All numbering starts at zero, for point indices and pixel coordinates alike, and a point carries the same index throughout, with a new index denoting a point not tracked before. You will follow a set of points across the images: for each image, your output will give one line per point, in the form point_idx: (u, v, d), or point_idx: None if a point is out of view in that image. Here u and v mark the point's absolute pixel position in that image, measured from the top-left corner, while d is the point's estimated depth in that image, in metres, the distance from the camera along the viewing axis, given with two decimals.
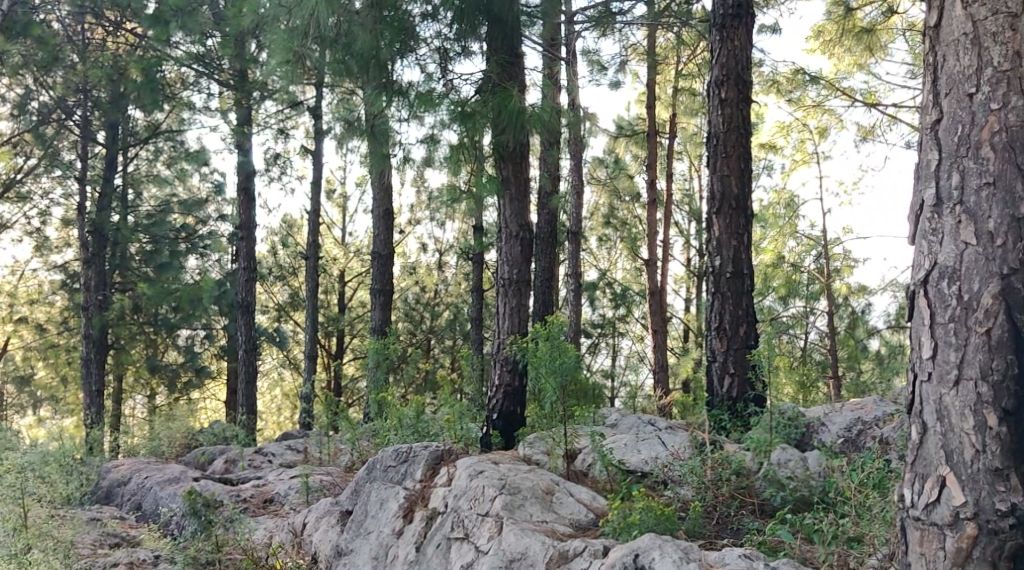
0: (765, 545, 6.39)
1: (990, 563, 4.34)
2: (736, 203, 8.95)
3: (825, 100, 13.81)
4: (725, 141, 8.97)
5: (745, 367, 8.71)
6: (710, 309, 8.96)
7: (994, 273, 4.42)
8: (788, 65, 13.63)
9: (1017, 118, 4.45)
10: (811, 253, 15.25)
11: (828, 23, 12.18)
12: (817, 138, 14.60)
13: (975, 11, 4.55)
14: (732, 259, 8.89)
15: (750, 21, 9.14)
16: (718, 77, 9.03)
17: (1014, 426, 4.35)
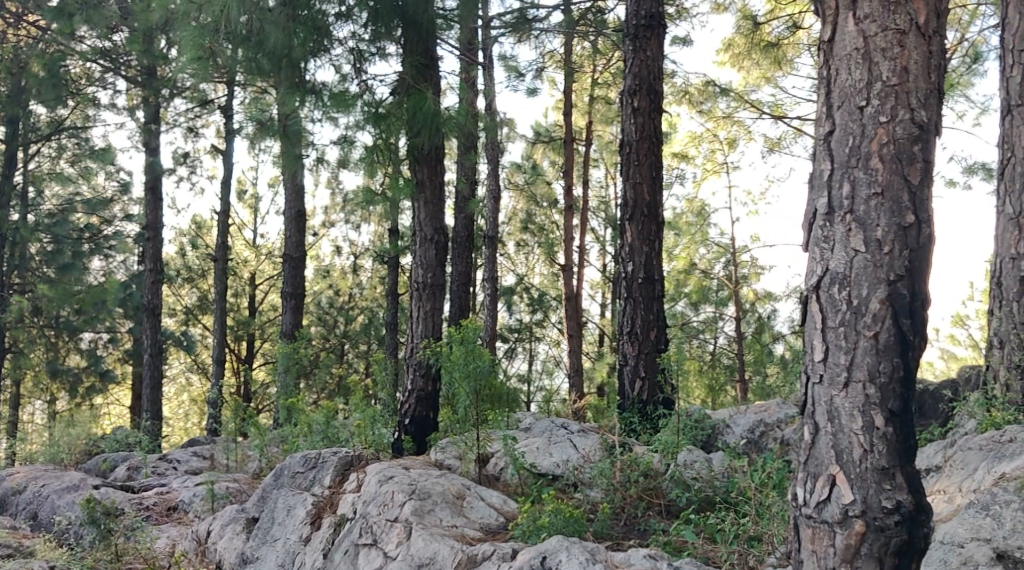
0: (670, 544, 6.50)
1: (876, 560, 4.46)
2: (647, 210, 9.09)
3: (735, 112, 14.15)
4: (638, 150, 9.12)
5: (655, 370, 8.87)
6: (622, 314, 9.10)
7: (882, 279, 4.54)
8: (700, 77, 13.93)
9: (904, 131, 4.57)
10: (721, 259, 15.60)
11: (738, 36, 12.52)
12: (727, 149, 14.93)
13: (866, 27, 4.65)
14: (643, 264, 9.04)
15: (662, 32, 9.31)
16: (631, 86, 9.17)
17: (899, 425, 4.50)
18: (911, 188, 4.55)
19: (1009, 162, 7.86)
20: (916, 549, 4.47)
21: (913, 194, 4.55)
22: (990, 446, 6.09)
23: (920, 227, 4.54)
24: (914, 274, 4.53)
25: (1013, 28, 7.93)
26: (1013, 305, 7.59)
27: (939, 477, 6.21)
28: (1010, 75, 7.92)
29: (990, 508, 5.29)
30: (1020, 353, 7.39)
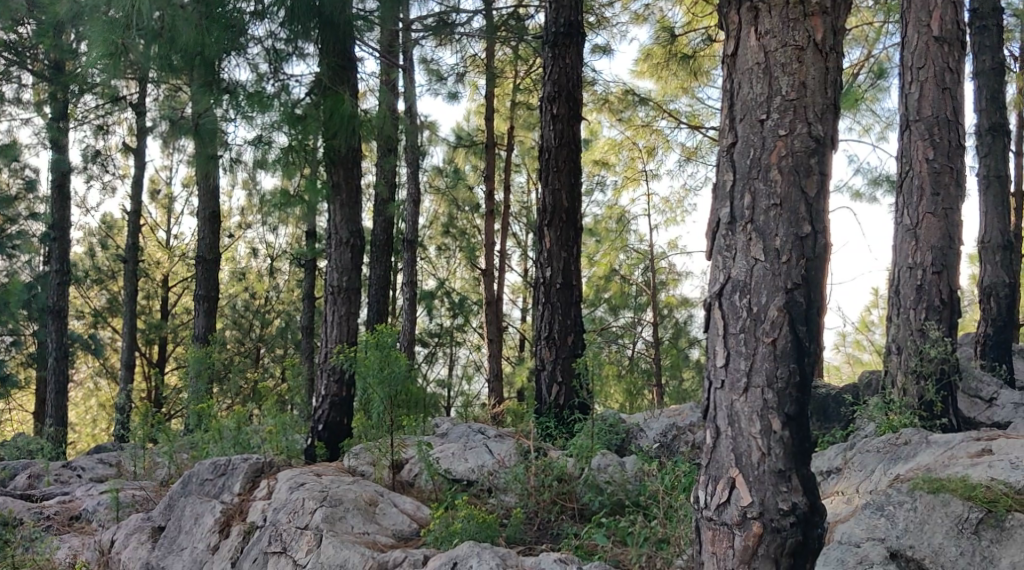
0: (582, 548, 6.58)
1: (772, 560, 4.58)
2: (566, 216, 9.18)
3: (653, 121, 14.43)
4: (556, 156, 9.21)
5: (571, 375, 8.96)
6: (540, 318, 9.18)
7: (780, 287, 4.68)
8: (619, 85, 14.06)
9: (802, 145, 4.72)
10: (640, 265, 15.78)
11: (655, 47, 12.64)
12: (646, 157, 15.13)
13: (767, 42, 4.78)
14: (561, 270, 9.13)
15: (581, 40, 9.42)
16: (550, 92, 9.27)
17: (795, 429, 4.63)
18: (808, 200, 4.70)
19: (908, 175, 8.15)
20: (810, 550, 4.61)
21: (810, 206, 4.70)
22: (887, 449, 6.32)
23: (816, 238, 4.70)
24: (810, 282, 4.68)
25: (913, 46, 8.21)
26: (911, 313, 7.88)
27: (838, 479, 6.40)
28: (909, 91, 8.21)
29: (884, 508, 5.47)
30: (917, 359, 7.67)
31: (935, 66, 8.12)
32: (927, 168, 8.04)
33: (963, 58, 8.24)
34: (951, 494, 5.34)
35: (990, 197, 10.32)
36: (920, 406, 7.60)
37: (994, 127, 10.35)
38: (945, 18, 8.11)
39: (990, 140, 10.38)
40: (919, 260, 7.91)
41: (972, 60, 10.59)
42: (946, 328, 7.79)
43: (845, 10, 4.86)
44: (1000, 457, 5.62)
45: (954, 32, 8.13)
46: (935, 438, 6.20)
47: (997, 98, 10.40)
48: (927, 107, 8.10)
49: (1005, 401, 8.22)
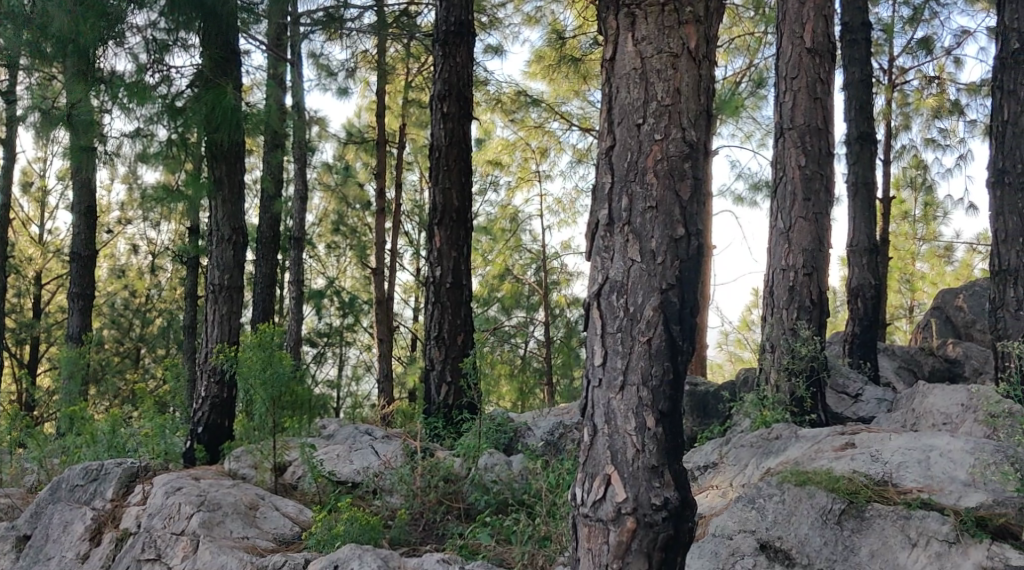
0: (466, 547, 6.60)
1: (645, 556, 4.66)
2: (456, 215, 9.17)
3: (545, 123, 14.65)
4: (447, 155, 9.19)
5: (461, 375, 8.99)
6: (430, 318, 9.16)
7: (655, 288, 4.78)
8: (512, 85, 14.11)
9: (677, 149, 4.83)
10: (533, 265, 15.87)
11: (547, 49, 12.79)
12: (539, 158, 15.28)
13: (643, 48, 4.89)
14: (451, 270, 9.13)
15: (471, 40, 9.44)
16: (440, 91, 9.24)
17: (668, 426, 4.73)
18: (682, 203, 4.81)
19: (782, 180, 8.42)
20: (682, 544, 4.71)
21: (684, 208, 4.81)
22: (760, 444, 6.54)
23: (690, 240, 4.81)
24: (684, 283, 4.79)
25: (787, 57, 8.48)
26: (783, 313, 8.16)
27: (714, 473, 6.58)
28: (783, 100, 8.48)
29: (755, 501, 5.66)
30: (789, 357, 7.93)
31: (807, 76, 8.40)
32: (800, 174, 8.32)
33: (833, 69, 8.56)
34: (816, 486, 5.54)
35: (859, 202, 10.75)
36: (791, 402, 7.86)
37: (863, 136, 10.80)
38: (817, 31, 8.41)
39: (859, 148, 10.83)
40: (792, 262, 8.20)
41: (843, 72, 11.03)
42: (816, 327, 8.09)
43: (716, 20, 5.01)
44: (862, 449, 5.85)
45: (825, 44, 8.44)
46: (804, 433, 6.44)
47: (865, 109, 10.85)
48: (799, 116, 8.38)
49: (870, 397, 8.56)
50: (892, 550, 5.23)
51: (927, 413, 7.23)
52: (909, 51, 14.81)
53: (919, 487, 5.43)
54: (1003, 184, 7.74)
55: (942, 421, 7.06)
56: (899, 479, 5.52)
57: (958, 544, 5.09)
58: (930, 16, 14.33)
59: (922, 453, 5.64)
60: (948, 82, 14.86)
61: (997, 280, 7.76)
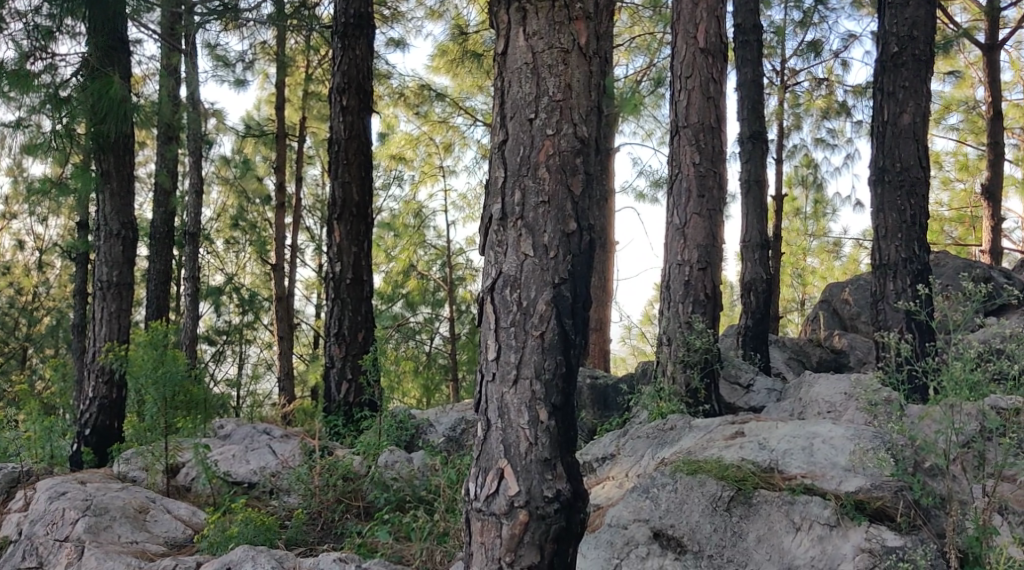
0: (364, 546, 6.54)
1: (538, 548, 4.69)
2: (356, 210, 9.07)
3: (450, 117, 14.63)
4: (346, 149, 9.06)
5: (361, 372, 8.90)
6: (329, 315, 9.05)
7: (548, 282, 4.80)
8: (415, 79, 14.04)
9: (568, 145, 4.86)
10: (438, 260, 15.81)
11: (451, 43, 12.77)
12: (444, 153, 15.22)
13: (534, 43, 4.90)
14: (352, 265, 9.03)
15: (371, 33, 9.34)
16: (340, 84, 9.12)
17: (561, 419, 4.76)
18: (573, 199, 4.84)
19: (677, 177, 8.56)
20: (574, 534, 4.75)
21: (576, 204, 4.84)
22: (655, 435, 6.66)
23: (581, 235, 4.85)
24: (576, 278, 4.83)
25: (681, 56, 8.61)
26: (679, 307, 8.30)
27: (612, 465, 6.66)
28: (678, 99, 8.62)
29: (649, 491, 5.75)
30: (685, 349, 8.07)
31: (700, 75, 8.54)
32: (695, 171, 8.46)
33: (725, 69, 8.73)
34: (707, 475, 5.66)
35: (752, 200, 11.07)
36: (686, 393, 8.01)
37: (755, 135, 11.08)
38: (710, 32, 8.57)
39: (751, 147, 11.11)
40: (687, 257, 8.33)
41: (735, 73, 11.29)
42: (710, 321, 8.25)
43: (606, 18, 5.05)
44: (751, 438, 6.00)
45: (717, 44, 8.59)
46: (697, 423, 6.57)
47: (757, 109, 11.14)
48: (693, 114, 8.53)
49: (761, 387, 8.78)
50: (777, 534, 5.37)
51: (813, 403, 7.48)
52: (799, 53, 15.21)
53: (803, 473, 5.58)
54: (883, 182, 8.01)
55: (827, 410, 7.30)
56: (784, 466, 5.67)
57: (839, 528, 5.25)
58: (818, 20, 14.73)
59: (805, 441, 5.81)
60: (837, 84, 15.31)
61: (878, 273, 8.03)
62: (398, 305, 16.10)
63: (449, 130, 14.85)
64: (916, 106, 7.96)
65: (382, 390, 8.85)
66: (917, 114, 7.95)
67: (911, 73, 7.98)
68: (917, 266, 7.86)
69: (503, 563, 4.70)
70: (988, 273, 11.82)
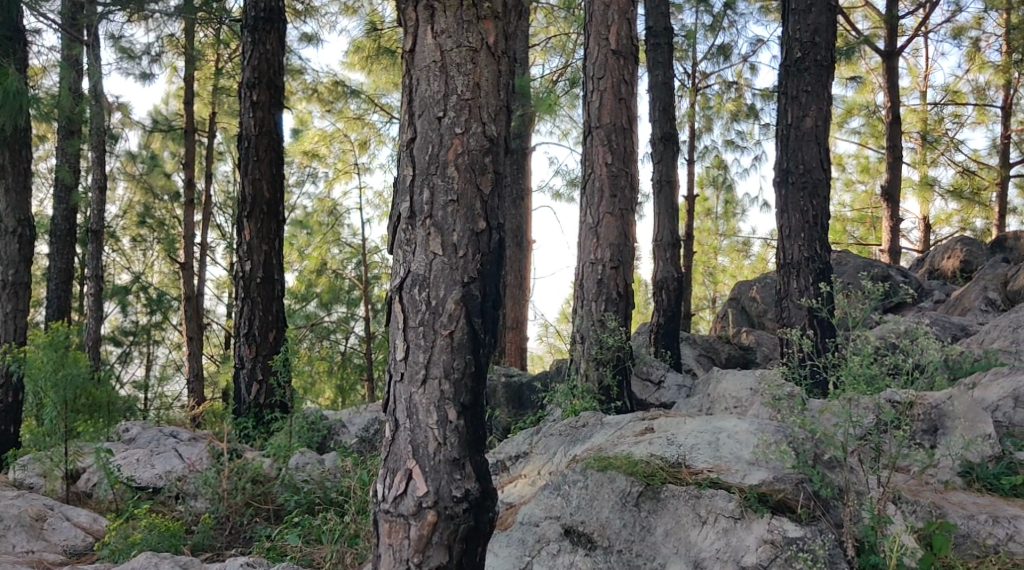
0: (273, 550, 6.43)
1: (446, 548, 4.68)
2: (267, 208, 8.91)
3: (365, 114, 14.49)
4: (257, 146, 8.90)
5: (273, 373, 8.77)
6: (239, 314, 8.87)
7: (458, 281, 4.78)
8: (328, 75, 13.86)
9: (477, 144, 4.85)
10: (353, 259, 15.65)
11: (366, 40, 12.66)
12: (358, 150, 15.07)
13: (442, 41, 4.88)
14: (262, 264, 8.88)
15: (282, 27, 9.18)
16: (249, 79, 8.95)
17: (470, 418, 4.74)
18: (483, 197, 4.83)
19: (590, 177, 8.61)
20: (482, 533, 4.75)
21: (485, 203, 4.84)
22: (567, 432, 6.69)
23: (491, 234, 4.84)
24: (485, 277, 4.81)
25: (594, 57, 8.67)
26: (592, 305, 8.35)
27: (525, 462, 6.67)
28: (591, 99, 8.67)
29: (561, 488, 5.78)
30: (598, 347, 8.15)
31: (613, 77, 8.61)
32: (607, 171, 8.54)
33: (637, 70, 8.82)
34: (618, 471, 5.69)
35: (663, 200, 11.31)
36: (599, 390, 8.10)
37: (666, 136, 11.24)
38: (621, 34, 8.65)
39: (663, 148, 11.25)
40: (600, 256, 8.40)
41: (647, 75, 11.42)
42: (622, 319, 8.33)
43: (514, 18, 5.04)
44: (660, 434, 6.06)
45: (628, 46, 8.68)
46: (609, 419, 6.63)
47: (668, 111, 11.29)
48: (606, 114, 8.59)
49: (671, 383, 8.95)
50: (684, 528, 5.44)
51: (720, 398, 7.62)
52: (710, 57, 15.45)
53: (710, 467, 5.65)
54: (787, 183, 8.19)
55: (734, 405, 7.43)
56: (691, 461, 5.73)
57: (743, 520, 5.33)
58: (728, 24, 15.00)
59: (712, 435, 5.89)
60: (746, 87, 15.61)
61: (782, 272, 8.20)
62: (313, 304, 15.91)
63: (365, 127, 14.71)
64: (818, 110, 8.16)
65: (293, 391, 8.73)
66: (820, 118, 8.15)
67: (814, 78, 8.17)
68: (819, 266, 8.06)
69: (411, 564, 4.68)
70: (887, 272, 12.16)
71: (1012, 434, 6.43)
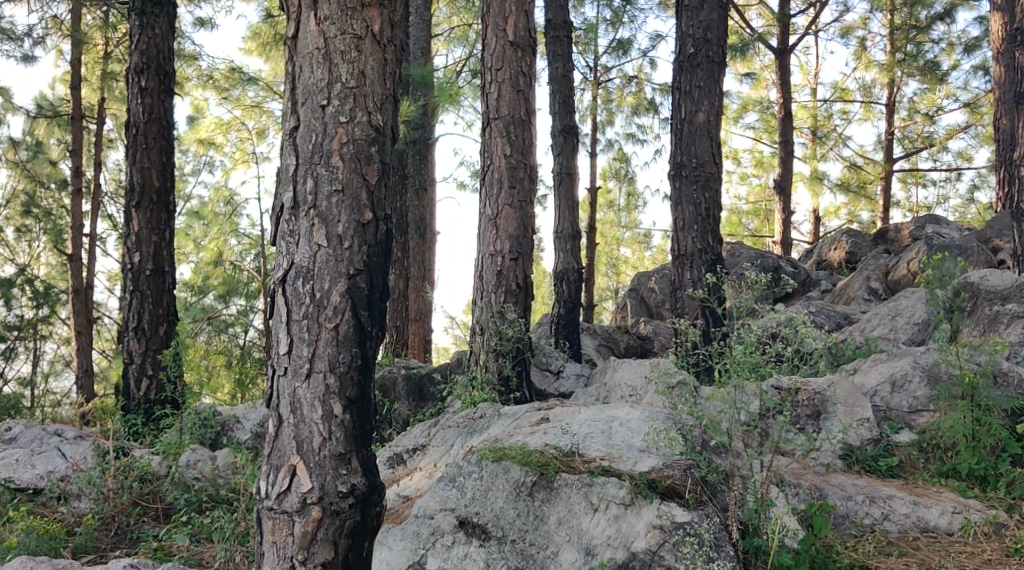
0: (161, 550, 6.24)
1: (331, 543, 4.61)
2: (156, 197, 8.65)
3: (263, 101, 14.20)
4: (145, 133, 8.63)
5: (162, 368, 8.53)
6: (127, 308, 8.60)
7: (342, 273, 4.70)
8: (225, 61, 13.54)
9: (362, 133, 4.77)
10: (250, 251, 15.33)
11: (263, 26, 12.42)
12: (256, 139, 14.75)
13: (326, 28, 4.78)
14: (152, 256, 8.61)
15: (173, 12, 8.90)
16: (137, 64, 8.67)
17: (356, 413, 4.67)
18: (369, 187, 4.76)
19: (488, 169, 8.58)
20: (369, 528, 4.69)
21: (371, 193, 4.76)
22: (465, 424, 6.67)
23: (377, 225, 4.77)
24: (372, 269, 4.74)
25: (491, 49, 8.63)
26: (491, 297, 8.34)
27: (421, 455, 6.62)
28: (488, 91, 8.63)
29: (456, 480, 5.74)
30: (497, 339, 8.16)
31: (510, 68, 8.59)
32: (506, 163, 8.51)
33: (534, 62, 8.81)
34: (511, 462, 5.69)
35: (563, 192, 11.37)
36: (498, 381, 8.12)
37: (566, 129, 11.29)
38: (519, 25, 8.62)
39: (563, 140, 11.30)
40: (499, 248, 8.39)
41: (547, 67, 11.45)
42: (521, 310, 8.34)
43: (402, 7, 4.97)
44: (554, 424, 6.07)
45: (526, 38, 8.66)
46: (506, 410, 6.62)
47: (568, 103, 11.33)
48: (504, 106, 8.57)
49: (570, 373, 8.97)
50: (576, 516, 5.46)
51: (616, 387, 7.69)
52: (610, 50, 15.57)
53: (602, 456, 5.68)
54: (681, 176, 8.29)
55: (630, 394, 7.52)
56: (584, 449, 5.75)
57: (632, 506, 5.38)
58: (627, 19, 15.14)
59: (605, 424, 5.92)
60: (645, 81, 15.78)
61: (676, 263, 8.31)
62: (210, 297, 15.56)
63: (263, 115, 14.40)
64: (710, 105, 8.27)
65: (185, 387, 8.51)
66: (712, 113, 8.27)
67: (705, 74, 8.28)
68: (711, 257, 8.19)
69: (296, 561, 4.61)
70: (777, 263, 12.45)
71: (889, 418, 6.65)
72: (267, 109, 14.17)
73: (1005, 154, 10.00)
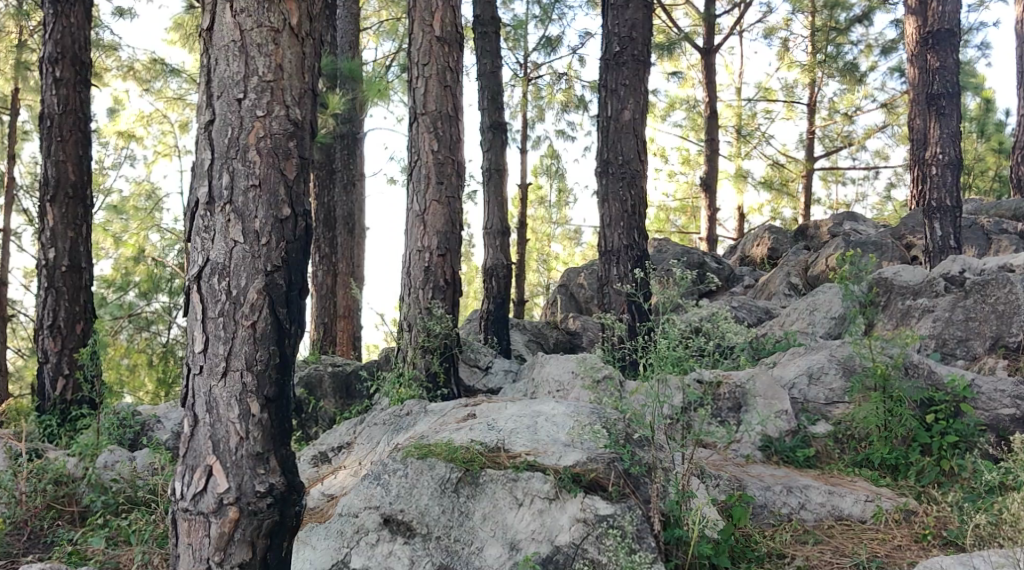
0: (75, 554, 6.09)
1: (248, 544, 4.54)
2: (72, 191, 8.43)
3: (185, 94, 13.94)
4: (61, 125, 8.39)
5: (79, 367, 8.31)
6: (41, 306, 8.36)
7: (259, 270, 4.62)
8: (146, 53, 13.27)
9: (280, 127, 4.70)
10: (173, 247, 15.04)
11: (187, 17, 12.20)
12: (178, 132, 14.47)
13: (242, 20, 4.70)
14: (68, 252, 8.39)
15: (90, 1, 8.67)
16: (51, 54, 8.43)
17: (274, 411, 4.60)
18: (287, 182, 4.69)
19: (415, 164, 8.52)
20: (287, 528, 4.63)
21: (289, 188, 4.69)
22: (391, 421, 6.64)
23: (296, 220, 4.70)
24: (290, 265, 4.68)
25: (417, 44, 8.57)
26: (419, 294, 8.30)
27: (347, 453, 6.57)
28: (414, 86, 8.58)
29: (380, 478, 5.68)
30: (424, 335, 8.13)
31: (437, 64, 8.55)
32: (433, 158, 8.47)
33: (461, 56, 8.78)
34: (437, 458, 5.67)
35: (492, 188, 11.37)
36: (425, 377, 8.08)
37: (494, 125, 11.28)
38: (446, 20, 8.58)
39: (491, 136, 11.30)
40: (426, 244, 8.35)
41: (475, 63, 11.41)
42: (448, 306, 8.32)
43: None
44: (480, 420, 6.06)
45: (453, 33, 8.63)
46: (432, 408, 6.60)
47: (497, 99, 11.33)
48: (431, 101, 8.53)
49: (498, 369, 8.95)
50: (501, 511, 5.46)
51: (543, 382, 7.70)
52: (539, 47, 15.59)
53: (527, 450, 5.68)
54: (607, 173, 8.34)
55: (556, 389, 7.54)
56: (509, 445, 5.75)
57: (556, 500, 5.40)
58: (556, 16, 15.18)
59: (531, 419, 5.93)
60: (574, 79, 15.85)
61: (603, 259, 8.36)
62: None
63: (186, 107, 14.14)
64: (635, 103, 8.34)
65: (103, 387, 8.30)
66: (637, 111, 8.33)
67: (631, 73, 8.34)
68: (637, 253, 8.24)
69: (212, 562, 4.53)
70: (702, 259, 12.60)
71: (806, 410, 6.73)
72: (190, 102, 13.92)
73: (919, 153, 10.22)
